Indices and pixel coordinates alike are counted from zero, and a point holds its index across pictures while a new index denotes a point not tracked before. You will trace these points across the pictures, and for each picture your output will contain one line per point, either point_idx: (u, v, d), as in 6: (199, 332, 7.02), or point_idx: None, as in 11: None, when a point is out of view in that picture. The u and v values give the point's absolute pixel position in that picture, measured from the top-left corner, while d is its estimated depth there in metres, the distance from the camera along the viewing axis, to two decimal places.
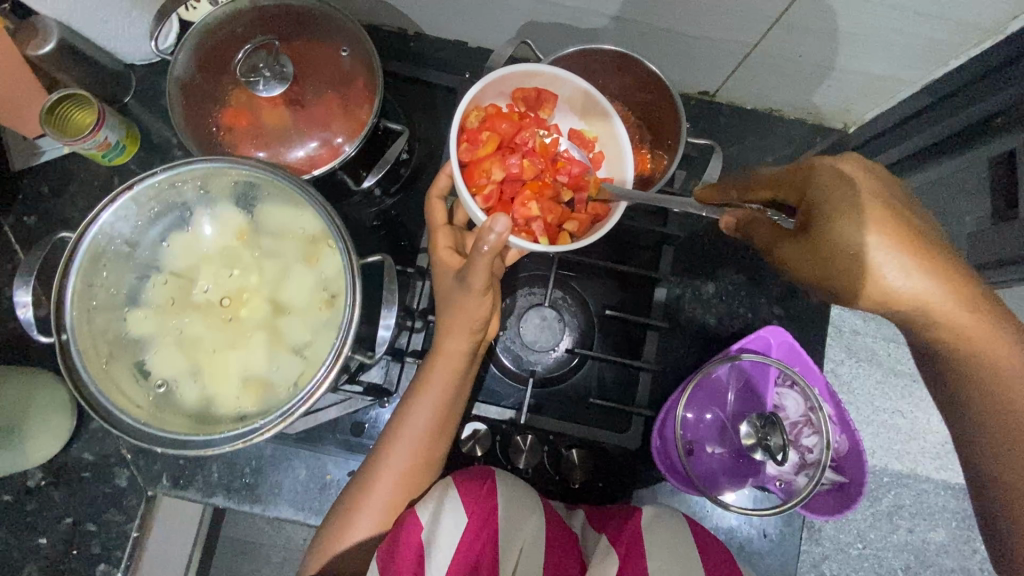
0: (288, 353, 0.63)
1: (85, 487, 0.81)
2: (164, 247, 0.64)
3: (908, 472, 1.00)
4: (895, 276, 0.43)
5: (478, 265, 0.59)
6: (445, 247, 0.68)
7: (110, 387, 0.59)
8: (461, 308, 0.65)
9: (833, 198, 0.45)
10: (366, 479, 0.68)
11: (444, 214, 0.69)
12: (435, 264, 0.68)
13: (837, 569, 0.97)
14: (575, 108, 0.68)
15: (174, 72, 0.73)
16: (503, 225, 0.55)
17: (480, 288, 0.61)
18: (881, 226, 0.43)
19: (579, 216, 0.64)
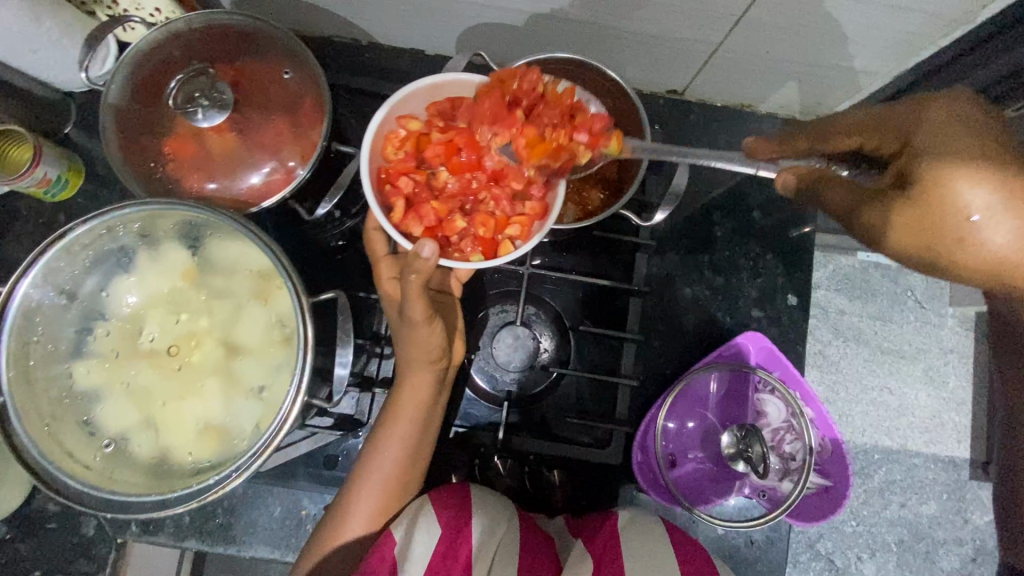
0: (244, 398, 0.60)
1: (52, 539, 0.78)
2: (104, 295, 0.60)
3: (897, 448, 0.99)
4: (999, 237, 0.43)
5: (412, 292, 0.57)
6: (389, 278, 0.65)
7: (53, 449, 0.56)
8: (413, 338, 0.62)
9: (936, 138, 0.46)
10: (335, 520, 0.66)
11: (385, 243, 0.66)
12: (381, 297, 0.66)
13: (831, 547, 0.97)
14: None
15: (107, 99, 0.69)
16: (430, 250, 0.54)
17: (422, 317, 0.60)
18: (989, 179, 0.43)
19: (520, 219, 0.59)
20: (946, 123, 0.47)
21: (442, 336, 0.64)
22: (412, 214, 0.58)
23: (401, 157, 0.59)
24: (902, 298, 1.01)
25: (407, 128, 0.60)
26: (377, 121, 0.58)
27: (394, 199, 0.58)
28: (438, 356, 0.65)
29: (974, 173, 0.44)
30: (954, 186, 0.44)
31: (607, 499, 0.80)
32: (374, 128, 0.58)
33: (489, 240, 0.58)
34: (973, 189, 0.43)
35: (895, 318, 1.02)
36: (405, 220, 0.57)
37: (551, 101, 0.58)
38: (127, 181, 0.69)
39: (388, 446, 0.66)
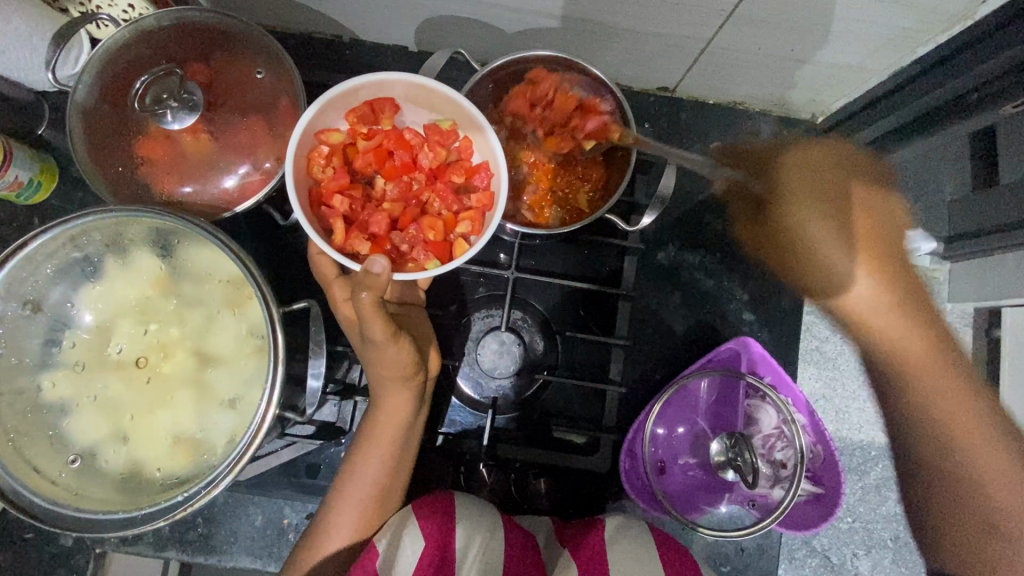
0: (218, 409, 0.59)
1: (29, 550, 0.76)
2: (71, 305, 0.58)
3: None
4: (862, 293, 0.58)
5: (366, 312, 0.54)
6: (343, 300, 0.62)
7: (18, 464, 0.55)
8: (380, 359, 0.60)
9: (795, 187, 0.60)
10: (315, 535, 0.65)
11: (334, 267, 0.62)
12: (340, 323, 0.63)
13: (827, 543, 0.93)
14: (419, 104, 0.62)
15: (74, 99, 0.66)
16: (382, 264, 0.51)
17: (386, 335, 0.57)
18: (882, 280, 0.58)
19: (467, 215, 0.59)
20: (798, 178, 0.60)
21: (415, 352, 0.61)
22: (354, 232, 0.56)
23: (332, 178, 0.58)
24: None
25: (332, 145, 0.58)
26: (297, 142, 0.55)
27: (334, 220, 0.57)
28: (415, 371, 0.62)
29: (831, 233, 0.58)
30: (801, 216, 0.59)
31: (594, 505, 0.79)
32: (295, 151, 0.56)
33: (440, 242, 0.58)
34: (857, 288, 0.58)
35: None
36: (349, 240, 0.56)
37: (558, 105, 0.70)
38: (96, 186, 0.67)
39: (368, 467, 0.65)
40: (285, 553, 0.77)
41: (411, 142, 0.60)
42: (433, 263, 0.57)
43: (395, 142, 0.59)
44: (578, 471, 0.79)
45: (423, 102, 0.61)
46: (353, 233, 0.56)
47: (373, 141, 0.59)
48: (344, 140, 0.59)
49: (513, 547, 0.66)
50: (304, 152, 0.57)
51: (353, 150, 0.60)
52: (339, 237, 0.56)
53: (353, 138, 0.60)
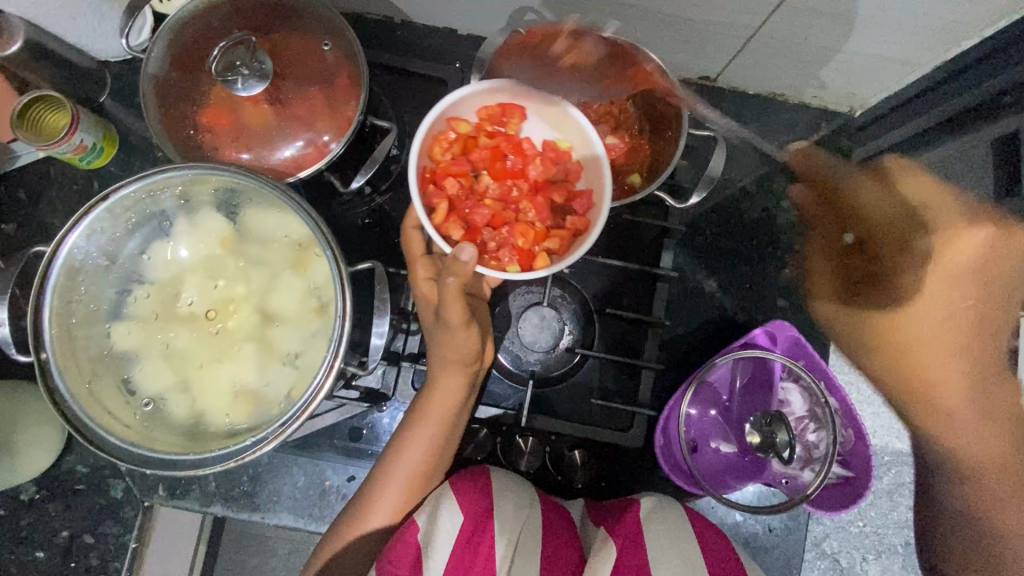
0: (280, 365, 0.61)
1: (80, 500, 0.79)
2: (144, 258, 0.61)
3: (908, 451, 0.95)
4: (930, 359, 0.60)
5: (448, 296, 0.58)
6: (425, 278, 0.65)
7: (94, 406, 0.57)
8: (447, 341, 0.62)
9: (897, 255, 0.60)
10: (362, 506, 0.68)
11: (421, 243, 0.66)
12: (417, 297, 0.65)
13: (837, 547, 0.95)
14: (545, 118, 0.66)
15: (148, 67, 0.69)
16: (469, 253, 0.56)
17: (460, 322, 0.60)
18: (943, 332, 0.57)
19: (558, 233, 0.62)
20: (932, 270, 0.57)
21: (478, 340, 0.64)
22: (452, 217, 0.60)
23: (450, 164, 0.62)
24: None
25: (458, 135, 0.63)
26: (429, 120, 0.61)
27: (437, 200, 0.60)
28: (474, 358, 0.65)
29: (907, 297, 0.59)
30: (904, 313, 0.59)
31: (628, 479, 0.81)
32: (426, 129, 0.61)
33: (527, 251, 0.60)
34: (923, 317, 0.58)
35: None
36: (446, 223, 0.60)
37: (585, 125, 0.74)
38: (164, 146, 0.68)
39: (415, 449, 0.66)
40: (326, 513, 0.79)
41: (529, 151, 0.64)
42: (513, 266, 0.59)
43: (515, 148, 0.64)
44: (611, 447, 0.81)
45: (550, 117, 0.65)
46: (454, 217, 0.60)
47: (496, 141, 0.64)
48: (471, 133, 0.64)
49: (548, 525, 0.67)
50: (431, 131, 0.62)
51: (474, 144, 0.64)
52: (439, 216, 0.60)
53: (478, 132, 0.64)
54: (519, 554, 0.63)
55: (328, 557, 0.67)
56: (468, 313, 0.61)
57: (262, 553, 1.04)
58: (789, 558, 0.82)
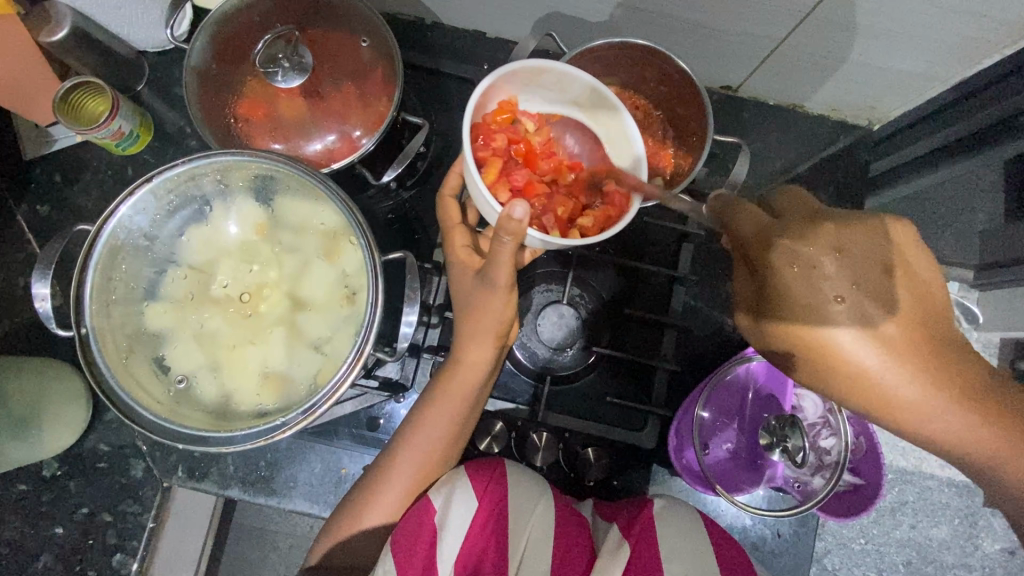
0: (308, 349, 0.63)
1: (101, 478, 0.81)
2: (182, 240, 0.63)
3: (912, 468, 0.96)
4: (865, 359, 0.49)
5: (498, 259, 0.58)
6: (463, 246, 0.66)
7: (129, 382, 0.58)
8: (482, 306, 0.63)
9: (793, 285, 0.49)
10: (377, 478, 0.67)
11: (459, 212, 0.67)
12: (450, 262, 0.66)
13: (840, 563, 0.95)
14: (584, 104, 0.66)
15: (190, 58, 0.71)
16: (523, 211, 0.53)
17: (505, 284, 0.60)
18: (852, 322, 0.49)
19: (592, 212, 0.64)
20: (797, 274, 0.49)
21: (512, 308, 0.65)
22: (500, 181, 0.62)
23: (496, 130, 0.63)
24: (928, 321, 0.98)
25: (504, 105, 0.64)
26: (485, 85, 0.60)
27: (486, 159, 0.62)
28: (506, 328, 0.65)
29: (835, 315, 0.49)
30: (806, 323, 0.49)
31: (639, 479, 0.82)
32: (479, 93, 0.60)
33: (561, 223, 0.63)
34: (837, 329, 0.49)
35: None
36: (493, 183, 0.61)
37: None
38: (203, 134, 0.70)
39: (433, 425, 0.67)
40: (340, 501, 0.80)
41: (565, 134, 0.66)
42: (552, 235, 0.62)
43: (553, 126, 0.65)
44: (623, 445, 0.82)
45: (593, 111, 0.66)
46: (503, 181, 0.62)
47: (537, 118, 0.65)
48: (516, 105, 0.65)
49: (562, 518, 0.66)
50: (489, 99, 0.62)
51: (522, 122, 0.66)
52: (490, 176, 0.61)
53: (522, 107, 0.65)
54: (533, 545, 0.63)
55: (340, 537, 0.66)
56: (511, 278, 0.61)
57: (268, 542, 1.06)
58: (795, 565, 0.83)
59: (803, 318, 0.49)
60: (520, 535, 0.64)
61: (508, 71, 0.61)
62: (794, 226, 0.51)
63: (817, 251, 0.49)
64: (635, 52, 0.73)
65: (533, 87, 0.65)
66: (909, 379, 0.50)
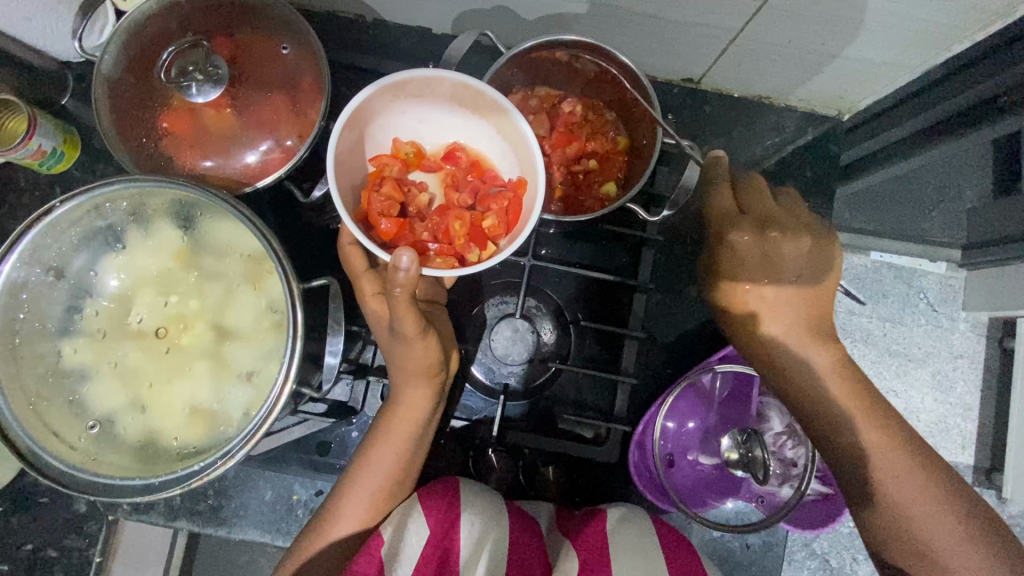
0: (235, 381, 0.59)
1: (44, 513, 0.78)
2: (93, 274, 0.59)
3: None
4: (762, 302, 0.66)
5: (401, 307, 0.54)
6: (373, 294, 0.60)
7: (38, 429, 0.55)
8: (408, 351, 0.60)
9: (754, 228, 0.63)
10: (320, 524, 0.66)
11: (362, 259, 0.61)
12: (366, 315, 0.61)
13: (829, 547, 0.93)
14: (462, 101, 0.61)
15: (99, 69, 0.66)
16: (410, 259, 0.50)
17: (416, 334, 0.58)
18: (744, 258, 0.65)
19: (496, 213, 0.58)
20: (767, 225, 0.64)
21: (439, 351, 0.62)
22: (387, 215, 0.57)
23: (379, 164, 0.60)
24: (914, 302, 0.94)
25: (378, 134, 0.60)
26: (337, 132, 0.54)
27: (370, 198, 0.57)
28: (439, 369, 0.63)
29: (754, 250, 0.64)
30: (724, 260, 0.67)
31: (602, 494, 0.80)
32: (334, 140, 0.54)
33: (465, 237, 0.57)
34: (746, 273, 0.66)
35: (906, 321, 0.95)
36: (382, 232, 0.56)
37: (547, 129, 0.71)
38: (120, 155, 0.67)
39: (377, 469, 0.65)
40: (294, 529, 0.77)
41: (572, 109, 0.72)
42: (462, 260, 0.57)
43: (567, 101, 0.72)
44: (586, 460, 0.79)
45: (470, 102, 0.60)
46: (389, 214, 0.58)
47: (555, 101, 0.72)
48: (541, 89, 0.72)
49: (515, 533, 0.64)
50: (351, 135, 0.57)
51: (399, 143, 0.61)
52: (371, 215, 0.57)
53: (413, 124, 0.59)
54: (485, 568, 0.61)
55: None
56: (425, 325, 0.58)
57: None
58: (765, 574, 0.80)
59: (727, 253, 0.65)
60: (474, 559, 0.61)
61: (357, 107, 0.56)
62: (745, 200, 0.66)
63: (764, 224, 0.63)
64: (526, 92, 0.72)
65: (398, 100, 0.59)
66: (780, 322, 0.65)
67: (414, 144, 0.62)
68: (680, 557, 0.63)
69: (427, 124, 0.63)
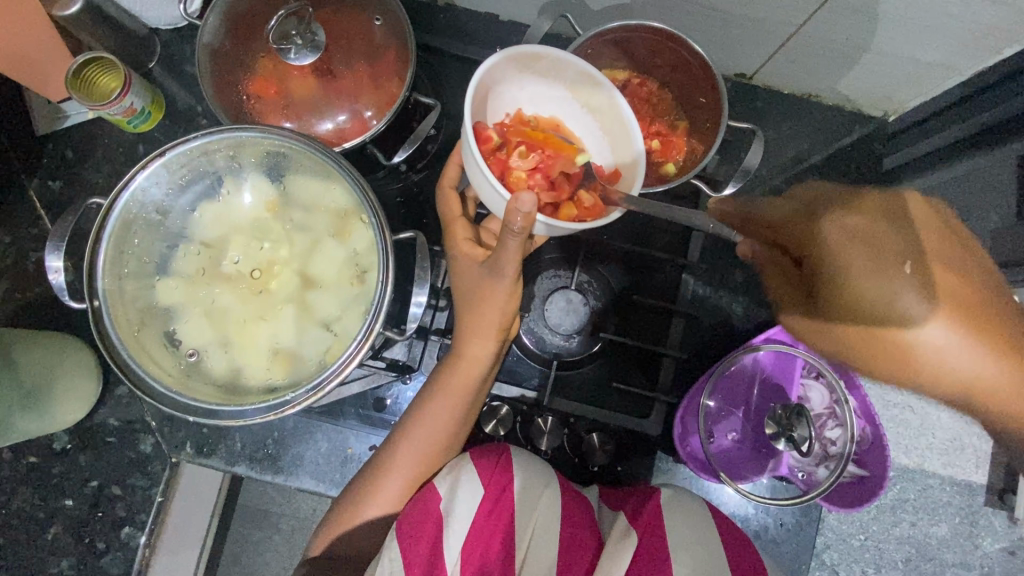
0: (317, 327, 0.63)
1: (111, 452, 0.82)
2: (194, 216, 0.63)
3: (914, 466, 0.96)
4: (949, 350, 0.43)
5: (508, 254, 0.58)
6: (465, 239, 0.66)
7: (139, 354, 0.59)
8: (484, 299, 0.64)
9: (841, 253, 0.46)
10: (381, 467, 0.69)
11: (459, 206, 0.67)
12: (453, 256, 0.66)
13: (838, 559, 0.95)
14: (574, 91, 0.65)
15: (203, 37, 0.71)
16: (529, 204, 0.52)
17: (513, 274, 0.61)
18: (913, 288, 0.43)
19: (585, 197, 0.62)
20: (849, 236, 0.46)
21: (515, 303, 0.66)
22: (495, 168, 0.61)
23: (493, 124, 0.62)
24: None
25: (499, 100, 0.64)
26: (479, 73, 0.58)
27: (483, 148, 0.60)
28: (506, 325, 0.67)
29: (899, 256, 0.44)
30: (881, 303, 0.44)
31: (642, 466, 0.82)
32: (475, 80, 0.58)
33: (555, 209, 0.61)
34: (921, 304, 0.43)
35: None
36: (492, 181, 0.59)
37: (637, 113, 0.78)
38: (216, 111, 0.70)
39: (433, 418, 0.69)
40: (346, 480, 0.80)
41: (668, 117, 0.79)
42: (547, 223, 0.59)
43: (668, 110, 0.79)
44: (625, 433, 0.82)
45: (583, 93, 0.65)
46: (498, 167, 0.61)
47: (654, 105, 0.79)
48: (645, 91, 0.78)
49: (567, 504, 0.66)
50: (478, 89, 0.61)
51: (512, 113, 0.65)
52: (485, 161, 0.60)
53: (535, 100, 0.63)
54: (536, 539, 0.63)
55: (338, 525, 0.68)
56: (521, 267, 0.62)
57: (272, 524, 1.09)
58: (796, 556, 0.83)
59: (873, 287, 0.44)
60: (525, 526, 0.64)
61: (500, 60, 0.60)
62: (793, 216, 0.53)
63: (880, 225, 0.46)
64: (605, 70, 0.77)
65: (525, 74, 0.64)
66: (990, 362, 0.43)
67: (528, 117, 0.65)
68: (728, 536, 0.65)
69: (537, 108, 0.67)
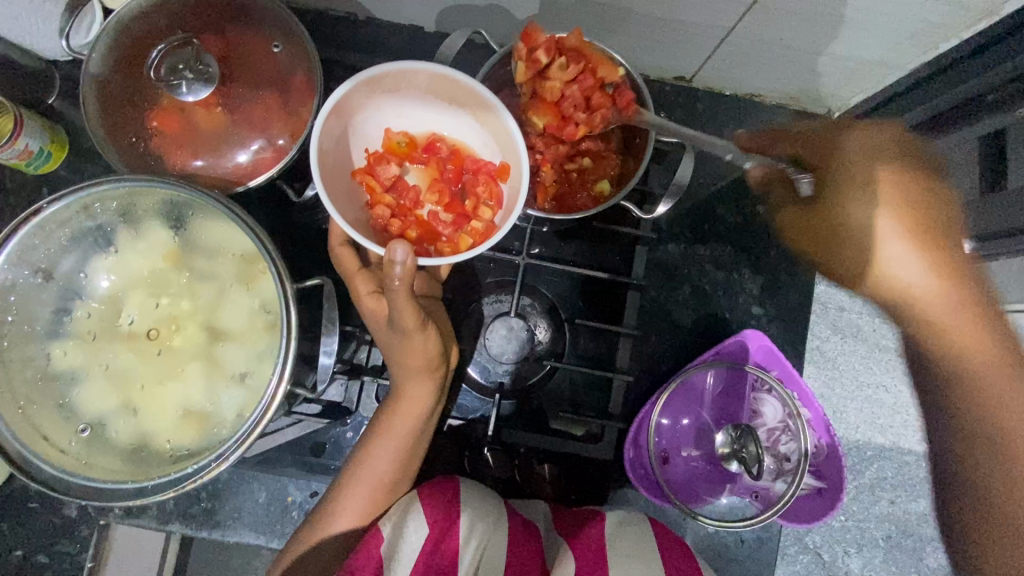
0: (226, 383, 0.58)
1: (34, 517, 0.77)
2: (83, 276, 0.58)
3: (890, 445, 0.93)
4: (897, 261, 0.55)
5: (400, 303, 0.55)
6: (368, 293, 0.62)
7: (29, 433, 0.55)
8: (406, 347, 0.61)
9: (866, 180, 0.56)
10: (324, 517, 0.65)
11: (355, 260, 0.63)
12: (364, 314, 0.62)
13: (822, 540, 0.92)
14: (444, 96, 0.62)
15: (88, 70, 0.66)
16: (404, 253, 0.52)
17: (414, 326, 0.58)
18: (889, 207, 0.55)
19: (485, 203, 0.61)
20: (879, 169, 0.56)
21: (439, 343, 0.62)
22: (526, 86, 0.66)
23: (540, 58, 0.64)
24: None
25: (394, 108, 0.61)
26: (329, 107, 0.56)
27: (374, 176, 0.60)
28: (440, 363, 0.63)
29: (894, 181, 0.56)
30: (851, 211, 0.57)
31: (594, 491, 0.80)
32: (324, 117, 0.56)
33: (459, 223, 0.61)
34: (882, 217, 0.56)
35: (895, 316, 0.93)
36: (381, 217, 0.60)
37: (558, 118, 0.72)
38: (110, 157, 0.66)
39: (379, 459, 0.65)
40: (287, 531, 0.77)
41: None
42: (440, 250, 0.59)
43: None
44: (582, 457, 0.79)
45: (453, 98, 0.61)
46: (534, 86, 0.66)
47: None
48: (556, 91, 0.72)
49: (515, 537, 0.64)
50: (338, 124, 0.59)
51: (392, 134, 0.62)
52: (524, 74, 0.65)
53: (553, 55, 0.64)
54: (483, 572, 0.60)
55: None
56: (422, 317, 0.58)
57: None
58: (759, 571, 0.81)
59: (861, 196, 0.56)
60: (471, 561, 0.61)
61: (352, 87, 0.57)
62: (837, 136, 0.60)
63: (889, 156, 0.57)
64: None
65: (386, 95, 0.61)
66: (928, 280, 0.55)
67: (407, 135, 0.63)
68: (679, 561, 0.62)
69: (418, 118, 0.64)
